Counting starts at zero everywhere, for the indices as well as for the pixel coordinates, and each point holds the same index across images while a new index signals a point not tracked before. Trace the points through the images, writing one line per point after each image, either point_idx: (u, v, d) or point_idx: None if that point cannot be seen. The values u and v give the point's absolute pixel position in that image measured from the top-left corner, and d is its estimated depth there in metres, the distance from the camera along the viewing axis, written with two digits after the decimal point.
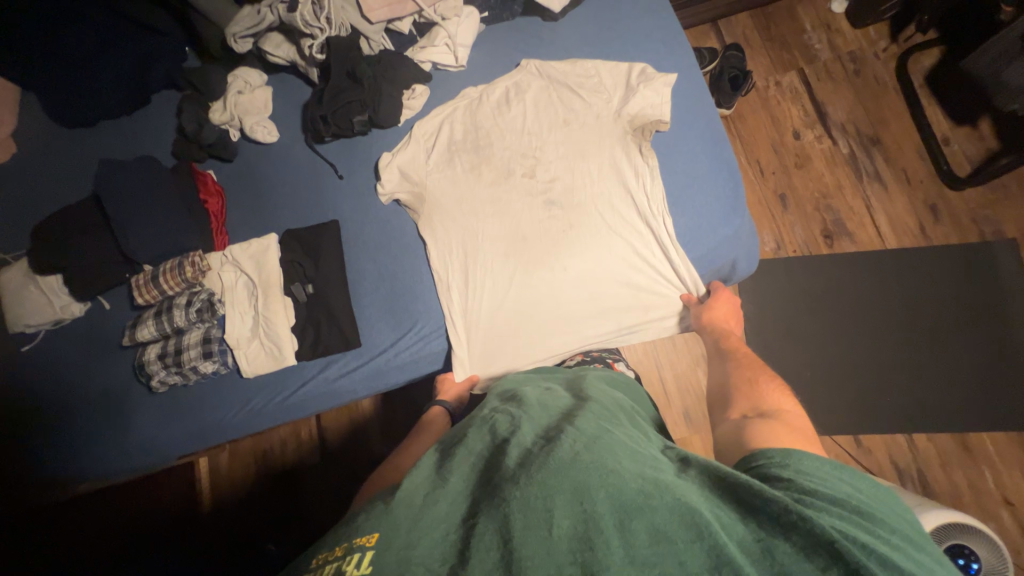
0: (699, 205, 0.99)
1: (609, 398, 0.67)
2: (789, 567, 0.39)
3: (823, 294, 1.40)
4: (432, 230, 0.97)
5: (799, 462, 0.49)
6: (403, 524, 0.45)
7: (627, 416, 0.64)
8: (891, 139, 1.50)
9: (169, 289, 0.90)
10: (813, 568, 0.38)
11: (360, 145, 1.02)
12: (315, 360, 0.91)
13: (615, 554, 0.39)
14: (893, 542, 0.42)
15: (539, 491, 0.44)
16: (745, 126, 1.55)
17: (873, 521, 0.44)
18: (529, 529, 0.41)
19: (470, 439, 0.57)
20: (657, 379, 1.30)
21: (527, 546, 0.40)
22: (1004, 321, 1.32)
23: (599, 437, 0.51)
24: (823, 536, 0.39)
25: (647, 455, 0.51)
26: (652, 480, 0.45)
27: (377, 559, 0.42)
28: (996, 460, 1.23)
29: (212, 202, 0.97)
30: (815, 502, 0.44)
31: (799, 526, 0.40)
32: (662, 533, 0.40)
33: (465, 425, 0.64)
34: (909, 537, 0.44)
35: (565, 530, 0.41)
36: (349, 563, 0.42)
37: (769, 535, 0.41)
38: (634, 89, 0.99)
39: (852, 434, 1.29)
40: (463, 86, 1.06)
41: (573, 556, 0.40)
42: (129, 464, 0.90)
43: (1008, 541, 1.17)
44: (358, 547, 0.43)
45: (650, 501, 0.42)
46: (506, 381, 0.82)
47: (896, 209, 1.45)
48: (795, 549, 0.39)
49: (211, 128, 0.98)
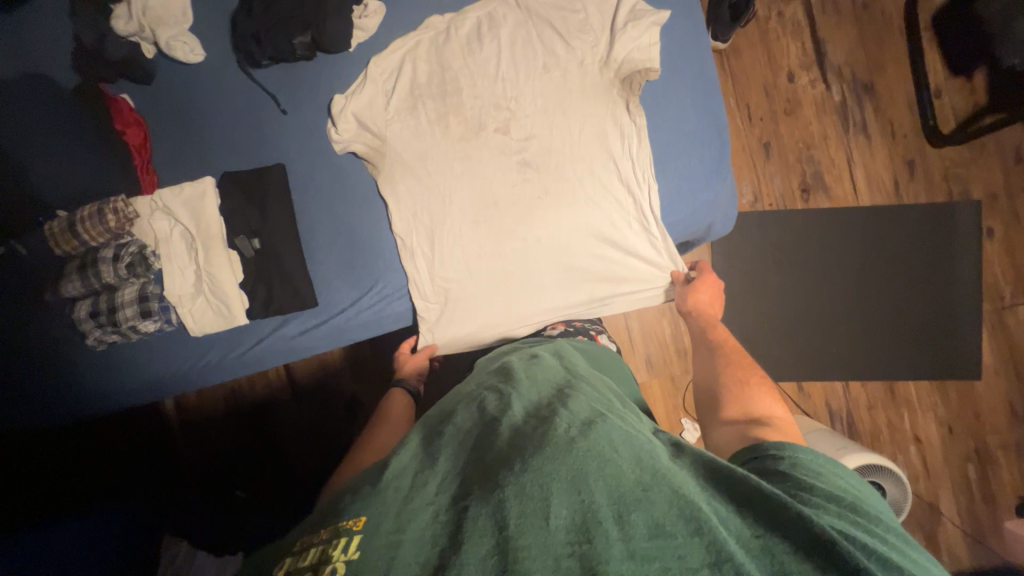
0: (682, 166, 0.95)
1: (597, 378, 0.69)
2: (789, 565, 0.40)
3: (792, 249, 1.42)
4: (393, 187, 0.88)
5: (795, 451, 0.54)
6: (391, 509, 0.45)
7: (617, 397, 0.66)
8: (883, 87, 1.45)
9: (91, 239, 0.80)
10: (810, 567, 0.40)
11: (305, 75, 0.89)
12: (270, 318, 0.87)
13: (613, 546, 0.40)
14: (889, 540, 0.44)
15: (536, 480, 0.44)
16: (740, 63, 1.44)
17: (866, 517, 0.46)
18: (526, 520, 0.41)
19: (460, 416, 0.58)
20: (625, 327, 1.34)
21: (524, 537, 0.40)
22: (953, 281, 1.41)
23: (594, 421, 0.52)
24: (818, 533, 0.41)
25: (644, 440, 0.52)
26: (650, 470, 0.46)
27: (366, 544, 0.41)
28: (914, 404, 1.38)
29: (132, 133, 0.84)
30: (810, 498, 0.47)
31: (793, 518, 0.42)
32: (661, 527, 0.41)
33: (453, 401, 0.65)
34: (904, 536, 0.46)
35: (563, 521, 0.42)
36: (336, 547, 0.41)
37: (766, 532, 0.43)
38: (621, 28, 0.90)
39: (796, 381, 1.39)
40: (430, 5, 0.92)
41: (570, 546, 0.41)
42: (77, 416, 0.85)
43: (909, 470, 1.36)
44: (345, 530, 0.43)
45: (648, 493, 0.44)
46: (490, 359, 0.82)
47: (875, 165, 1.44)
48: (791, 546, 0.41)
49: (117, 44, 0.82)
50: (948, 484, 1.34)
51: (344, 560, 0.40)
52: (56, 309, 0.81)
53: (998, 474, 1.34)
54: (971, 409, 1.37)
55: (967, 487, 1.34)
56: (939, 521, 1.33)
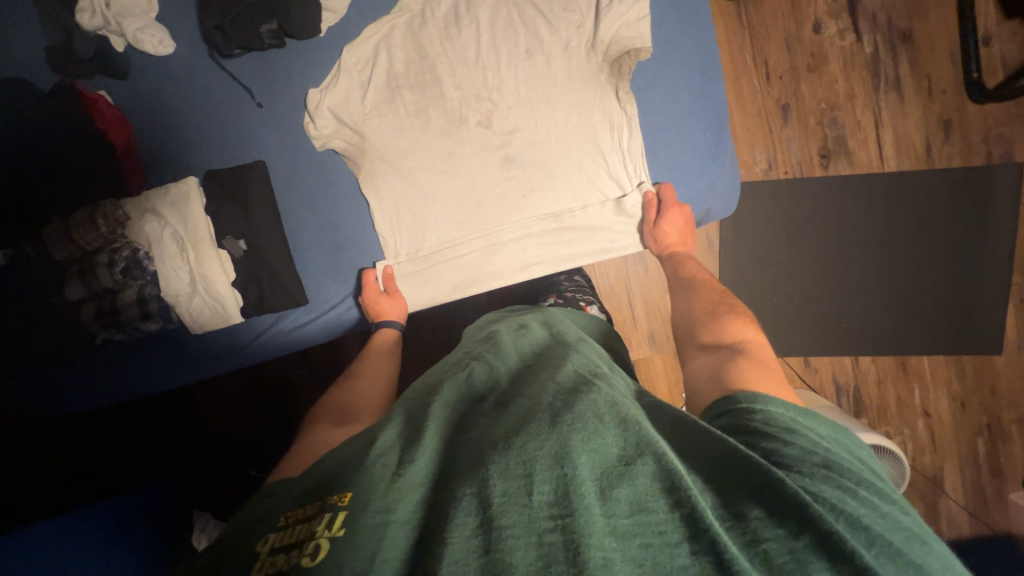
0: (674, 153, 0.93)
1: (585, 341, 0.67)
2: (764, 534, 0.38)
3: (807, 223, 1.35)
4: (375, 187, 0.90)
5: (769, 404, 0.51)
6: (379, 486, 0.43)
7: (605, 361, 0.64)
8: (922, 36, 1.30)
9: (87, 244, 0.83)
10: (783, 532, 0.38)
11: (277, 67, 0.89)
12: (264, 315, 0.90)
13: (596, 521, 0.37)
14: (859, 494, 0.42)
15: (519, 455, 0.42)
16: (759, 15, 1.31)
17: (839, 473, 0.44)
18: (509, 496, 0.39)
19: (445, 386, 0.58)
20: (626, 304, 1.32)
21: (507, 514, 0.38)
22: (983, 251, 1.32)
23: (580, 390, 0.51)
24: (794, 499, 0.39)
25: (627, 405, 0.50)
26: (633, 440, 0.44)
27: (353, 520, 0.39)
28: (926, 378, 1.35)
29: (115, 132, 0.84)
30: (789, 464, 0.44)
31: (771, 483, 0.40)
32: (642, 502, 0.39)
33: (441, 369, 0.65)
34: (877, 490, 0.44)
35: (545, 496, 0.39)
36: (322, 524, 0.40)
37: (744, 502, 0.40)
38: (607, 5, 0.87)
39: (802, 356, 1.36)
40: None
41: (553, 521, 0.38)
42: (106, 402, 0.91)
43: (915, 444, 1.35)
44: (332, 507, 0.41)
45: (631, 467, 0.42)
46: (473, 328, 0.82)
47: (906, 125, 1.32)
48: (767, 512, 0.39)
49: (86, 38, 0.82)
50: (955, 458, 1.33)
51: (328, 536, 0.38)
52: (66, 311, 0.85)
53: (1010, 448, 1.32)
54: (988, 384, 1.33)
55: (974, 460, 1.33)
56: (940, 493, 1.34)
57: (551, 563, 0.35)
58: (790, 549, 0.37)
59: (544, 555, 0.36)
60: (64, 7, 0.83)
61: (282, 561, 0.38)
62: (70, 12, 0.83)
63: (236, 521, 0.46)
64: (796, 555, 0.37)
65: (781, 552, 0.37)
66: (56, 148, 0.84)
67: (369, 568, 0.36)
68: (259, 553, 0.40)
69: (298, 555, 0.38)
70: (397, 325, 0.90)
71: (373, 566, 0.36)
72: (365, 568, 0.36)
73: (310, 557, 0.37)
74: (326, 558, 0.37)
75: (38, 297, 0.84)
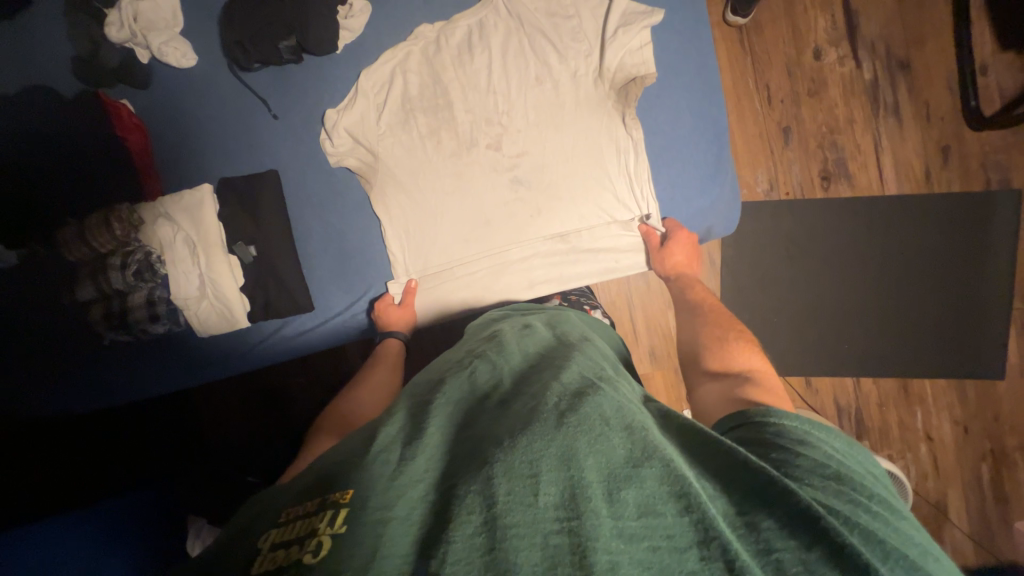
0: (676, 171, 0.95)
1: (589, 343, 0.68)
2: (775, 543, 0.38)
3: (808, 241, 1.36)
4: (385, 204, 0.92)
5: (782, 418, 0.51)
6: (378, 484, 0.43)
7: (609, 363, 0.64)
8: (920, 65, 1.34)
9: (100, 246, 0.84)
10: (795, 544, 0.38)
11: (292, 78, 0.92)
12: (270, 320, 0.91)
13: (603, 523, 0.38)
14: (873, 509, 0.42)
15: (524, 455, 0.43)
16: (760, 40, 1.35)
17: (851, 486, 0.44)
18: (514, 496, 0.39)
19: (449, 387, 0.59)
20: (629, 319, 1.32)
21: (511, 513, 0.38)
22: (983, 275, 1.32)
23: (585, 392, 0.51)
24: (806, 510, 0.39)
25: (633, 408, 0.50)
26: (640, 443, 0.44)
27: (353, 518, 0.40)
28: (930, 403, 1.33)
29: (134, 139, 0.87)
30: (798, 476, 0.44)
31: (782, 494, 0.40)
32: (650, 506, 0.39)
33: (443, 368, 0.66)
34: (886, 502, 0.44)
35: (551, 497, 0.39)
36: (323, 520, 0.40)
37: (753, 511, 0.41)
38: (612, 33, 0.90)
39: (804, 376, 1.36)
40: (420, 16, 0.93)
41: (558, 522, 0.38)
42: (106, 399, 0.91)
43: (917, 468, 1.33)
44: (333, 503, 0.41)
45: (638, 469, 0.42)
46: (478, 323, 0.83)
47: (906, 151, 1.34)
48: (778, 523, 0.39)
49: (112, 49, 0.86)
50: (959, 484, 1.31)
51: (330, 533, 0.38)
52: (76, 311, 0.86)
53: (1015, 477, 1.30)
54: (991, 410, 1.32)
55: (979, 488, 1.31)
56: (945, 521, 1.31)
57: (556, 564, 0.35)
58: (803, 560, 0.37)
59: (549, 555, 0.36)
60: (93, 19, 0.86)
61: (282, 557, 0.38)
62: (99, 24, 0.87)
63: (233, 522, 0.45)
64: (809, 566, 0.36)
65: (794, 562, 0.37)
66: (73, 150, 0.86)
67: (369, 563, 0.36)
68: (260, 549, 0.40)
69: (298, 551, 0.38)
70: (399, 335, 0.91)
71: (373, 559, 0.36)
72: (365, 564, 0.36)
73: (312, 552, 0.37)
74: (326, 556, 0.36)
75: (48, 296, 0.85)
